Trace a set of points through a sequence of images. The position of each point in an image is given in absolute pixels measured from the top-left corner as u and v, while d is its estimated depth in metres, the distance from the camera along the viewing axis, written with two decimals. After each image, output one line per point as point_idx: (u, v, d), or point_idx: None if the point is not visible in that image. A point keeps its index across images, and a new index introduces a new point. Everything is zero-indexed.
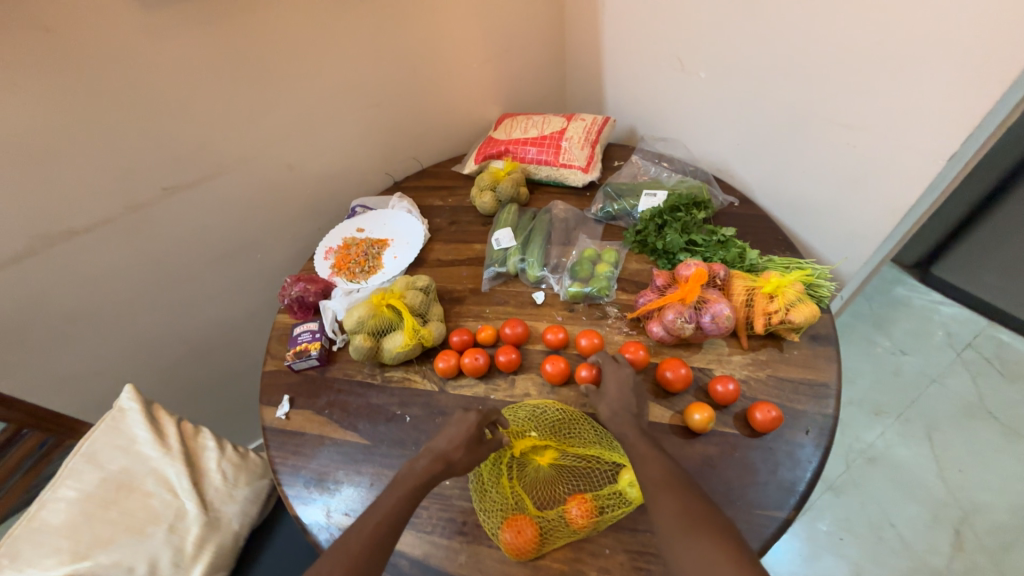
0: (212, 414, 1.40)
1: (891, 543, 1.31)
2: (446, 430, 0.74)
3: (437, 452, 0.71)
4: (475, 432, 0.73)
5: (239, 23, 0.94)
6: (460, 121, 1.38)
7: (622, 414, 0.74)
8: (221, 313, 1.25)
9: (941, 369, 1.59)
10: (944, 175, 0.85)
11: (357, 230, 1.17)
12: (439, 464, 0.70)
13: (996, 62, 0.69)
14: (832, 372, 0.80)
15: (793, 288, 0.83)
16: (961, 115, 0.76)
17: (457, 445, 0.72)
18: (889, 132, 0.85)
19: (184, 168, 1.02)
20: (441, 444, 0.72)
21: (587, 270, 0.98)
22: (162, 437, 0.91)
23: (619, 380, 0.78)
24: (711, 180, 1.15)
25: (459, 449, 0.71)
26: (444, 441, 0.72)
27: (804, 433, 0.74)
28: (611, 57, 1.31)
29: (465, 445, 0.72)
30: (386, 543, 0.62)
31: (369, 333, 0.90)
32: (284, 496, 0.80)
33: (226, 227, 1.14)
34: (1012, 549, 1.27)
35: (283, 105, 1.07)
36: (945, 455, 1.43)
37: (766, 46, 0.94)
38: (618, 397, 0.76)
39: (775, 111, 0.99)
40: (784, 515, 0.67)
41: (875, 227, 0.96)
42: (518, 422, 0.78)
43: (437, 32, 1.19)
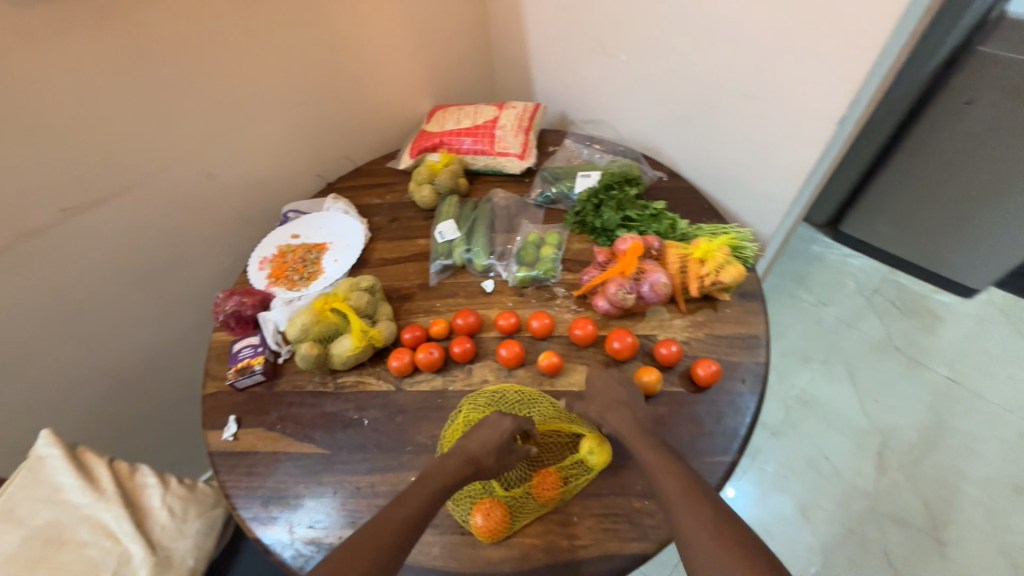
0: (150, 449, 1.30)
1: (828, 473, 1.46)
2: (478, 431, 0.71)
3: (467, 454, 0.69)
4: (508, 439, 0.71)
5: (132, 22, 0.86)
6: (390, 115, 1.35)
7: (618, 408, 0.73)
8: (148, 340, 1.15)
9: (855, 314, 1.78)
10: (837, 138, 0.95)
11: (292, 236, 1.12)
12: (468, 467, 0.68)
13: (868, 33, 0.78)
14: (761, 324, 0.88)
15: (720, 251, 0.90)
16: (845, 82, 0.84)
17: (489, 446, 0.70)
18: (789, 101, 0.93)
19: (85, 185, 0.92)
20: (473, 444, 0.70)
21: (532, 254, 1.00)
22: (94, 481, 0.83)
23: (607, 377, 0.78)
24: (640, 158, 1.20)
25: (491, 455, 0.69)
26: (477, 442, 0.70)
27: (741, 382, 0.81)
28: (536, 45, 1.33)
29: (496, 451, 0.70)
30: (407, 541, 0.62)
31: (315, 340, 0.87)
32: (241, 520, 0.76)
33: (143, 247, 1.04)
34: (921, 462, 1.45)
35: (195, 110, 0.99)
36: (864, 389, 1.61)
37: (676, 27, 1.00)
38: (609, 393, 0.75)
39: (690, 88, 1.06)
40: (730, 458, 0.73)
41: (785, 190, 1.05)
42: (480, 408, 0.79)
43: (356, 25, 1.15)
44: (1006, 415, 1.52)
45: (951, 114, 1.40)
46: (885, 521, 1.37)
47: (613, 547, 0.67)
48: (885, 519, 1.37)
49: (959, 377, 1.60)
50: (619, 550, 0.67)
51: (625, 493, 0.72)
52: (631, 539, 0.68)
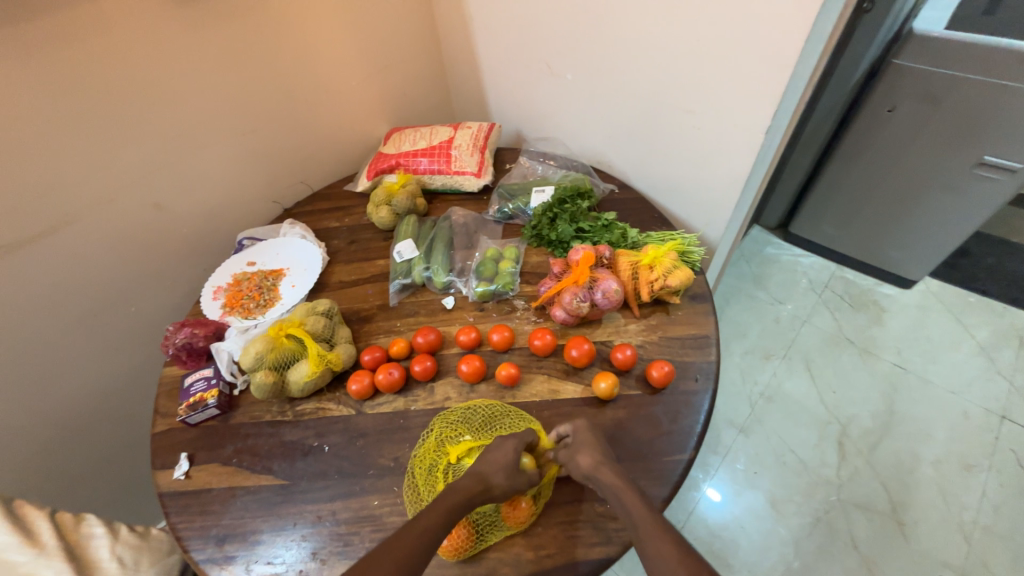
0: (99, 497, 1.22)
1: (794, 466, 1.51)
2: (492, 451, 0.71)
3: (482, 474, 0.68)
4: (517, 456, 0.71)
5: (68, 55, 0.84)
6: (346, 139, 1.36)
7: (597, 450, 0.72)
8: (94, 380, 1.09)
9: (808, 310, 1.88)
10: (767, 147, 1.02)
11: (246, 264, 1.10)
12: (479, 484, 0.67)
13: (782, 52, 0.85)
14: (710, 324, 0.92)
15: (668, 257, 0.94)
16: (767, 96, 0.91)
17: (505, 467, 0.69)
18: (721, 114, 1.00)
19: (20, 221, 0.88)
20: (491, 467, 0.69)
21: (491, 269, 1.02)
22: (33, 536, 0.77)
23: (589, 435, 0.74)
24: (592, 172, 1.25)
25: (499, 471, 0.68)
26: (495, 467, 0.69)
27: (694, 381, 0.84)
28: (487, 68, 1.38)
29: (506, 468, 0.69)
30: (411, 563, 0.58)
31: (270, 368, 0.85)
32: (194, 564, 0.73)
33: (86, 283, 1.00)
34: (879, 448, 1.52)
35: (139, 141, 0.98)
36: (821, 381, 1.68)
37: (616, 47, 1.05)
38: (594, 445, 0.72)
39: (633, 105, 1.12)
40: (686, 456, 0.75)
41: (726, 197, 1.12)
42: (452, 427, 0.79)
43: (307, 53, 1.17)
44: (951, 396, 1.61)
45: (878, 121, 1.52)
46: (850, 508, 1.42)
47: (578, 554, 0.68)
48: (850, 506, 1.42)
49: (907, 364, 1.70)
50: (585, 556, 0.67)
51: (587, 499, 0.73)
52: (595, 545, 0.68)
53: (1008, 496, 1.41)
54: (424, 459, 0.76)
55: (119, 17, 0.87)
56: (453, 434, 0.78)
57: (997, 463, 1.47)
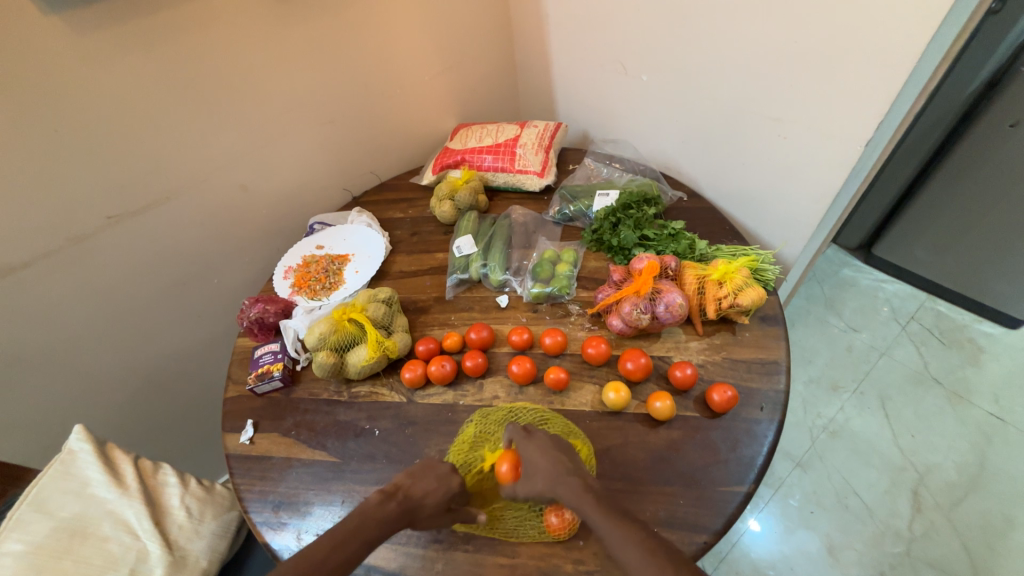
0: (175, 448, 1.34)
1: (857, 511, 1.38)
2: (420, 475, 0.70)
3: (415, 497, 0.67)
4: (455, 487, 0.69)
5: (181, 47, 0.92)
6: (416, 133, 1.39)
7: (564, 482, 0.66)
8: (179, 343, 1.20)
9: (888, 342, 1.70)
10: (864, 160, 0.93)
11: (316, 247, 1.16)
12: (406, 511, 0.67)
13: (893, 59, 0.77)
14: (781, 350, 0.85)
15: (739, 274, 0.88)
16: (869, 105, 0.83)
17: (433, 485, 0.68)
18: (813, 124, 0.92)
19: (130, 195, 0.99)
20: (422, 487, 0.68)
21: (548, 270, 1.01)
22: (119, 477, 0.86)
23: (540, 446, 0.70)
24: (660, 177, 1.20)
25: (430, 501, 0.67)
26: (426, 489, 0.68)
27: (759, 409, 0.78)
28: (559, 67, 1.36)
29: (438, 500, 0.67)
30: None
31: (331, 349, 0.89)
32: (252, 525, 0.78)
33: (180, 254, 1.10)
34: (962, 504, 1.36)
35: (234, 127, 1.06)
36: (897, 422, 1.52)
37: (703, 50, 0.99)
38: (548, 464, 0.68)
39: (713, 111, 1.06)
40: (744, 489, 0.71)
41: (810, 213, 1.03)
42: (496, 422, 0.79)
43: (387, 50, 1.21)
44: None
45: (995, 136, 1.34)
46: (921, 567, 1.28)
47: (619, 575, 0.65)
48: (922, 564, 1.28)
49: (1005, 414, 1.50)
50: None
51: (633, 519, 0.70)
52: None
53: None
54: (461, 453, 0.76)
55: (226, 13, 0.95)
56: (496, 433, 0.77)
57: None
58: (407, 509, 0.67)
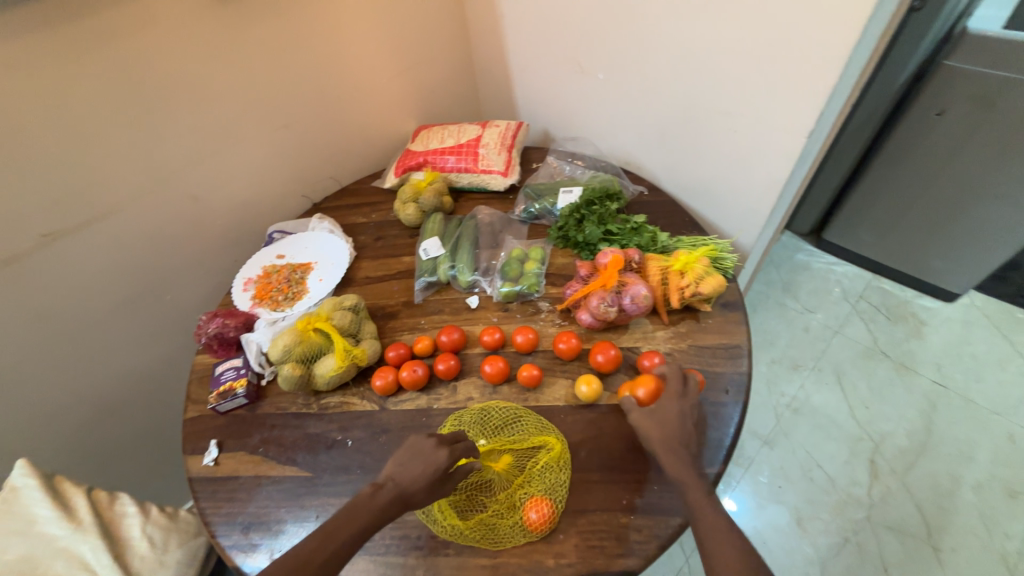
0: (133, 475, 1.27)
1: (821, 482, 1.45)
2: (406, 460, 0.68)
3: (404, 483, 0.66)
4: (441, 471, 0.67)
5: (116, 52, 0.87)
6: (376, 135, 1.37)
7: (678, 450, 0.68)
8: (132, 365, 1.14)
9: (841, 321, 1.80)
10: (808, 151, 0.98)
11: (276, 257, 1.12)
12: (398, 501, 0.65)
13: (827, 55, 0.81)
14: (742, 334, 0.89)
15: (700, 263, 0.91)
16: (809, 98, 0.88)
17: (422, 470, 0.67)
18: (760, 117, 0.96)
19: (67, 210, 0.92)
20: (410, 473, 0.67)
21: (516, 269, 1.01)
22: (70, 511, 0.81)
23: (682, 410, 0.71)
24: (621, 173, 1.23)
25: (421, 488, 0.66)
26: (414, 475, 0.66)
27: (725, 392, 0.81)
28: (517, 66, 1.36)
29: (427, 486, 0.66)
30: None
31: (297, 361, 0.86)
32: (220, 549, 0.75)
33: (127, 271, 1.04)
34: (913, 468, 1.45)
35: (179, 134, 1.01)
36: (853, 395, 1.61)
37: (653, 48, 1.02)
38: (680, 429, 0.69)
39: (667, 106, 1.09)
40: (714, 470, 0.73)
41: (762, 202, 1.08)
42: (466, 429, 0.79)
43: (341, 52, 1.18)
44: (996, 418, 1.53)
45: (925, 124, 1.45)
46: (881, 530, 1.36)
47: (600, 564, 0.66)
48: (881, 527, 1.36)
49: (946, 381, 1.62)
50: (607, 568, 0.66)
51: (612, 508, 0.71)
52: (618, 556, 0.67)
53: None
54: None
55: (165, 15, 0.90)
56: (469, 436, 0.78)
57: None
58: (399, 497, 0.65)
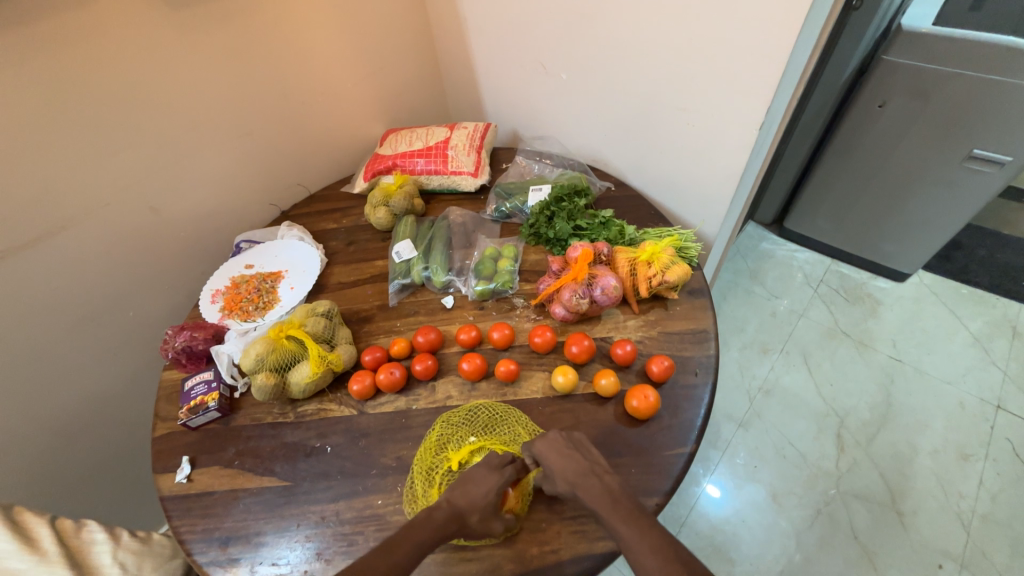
0: (102, 502, 1.21)
1: (793, 459, 1.52)
2: (467, 483, 0.68)
3: (465, 502, 0.66)
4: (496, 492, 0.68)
5: (63, 61, 0.84)
6: (342, 141, 1.36)
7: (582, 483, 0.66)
8: (93, 386, 1.09)
9: (805, 305, 1.89)
10: (761, 143, 1.04)
11: (244, 267, 1.10)
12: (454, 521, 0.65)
13: (772, 52, 0.86)
14: (709, 318, 0.92)
15: (666, 253, 0.95)
16: (758, 94, 0.93)
17: (483, 491, 0.67)
18: (714, 112, 1.01)
19: (16, 227, 0.88)
20: (471, 493, 0.67)
21: (490, 267, 1.02)
22: (33, 543, 0.77)
23: (559, 448, 0.70)
24: (588, 170, 1.26)
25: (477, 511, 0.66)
26: (476, 495, 0.67)
27: (694, 374, 0.85)
28: (482, 68, 1.38)
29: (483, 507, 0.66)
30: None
31: (271, 370, 0.85)
32: (197, 567, 0.73)
33: (85, 288, 1.00)
34: (876, 439, 1.54)
35: (136, 145, 0.98)
36: (818, 374, 1.70)
37: (613, 48, 1.05)
38: (573, 464, 0.68)
39: (627, 104, 1.13)
40: (688, 449, 0.76)
41: (721, 193, 1.13)
42: (454, 429, 0.79)
43: (303, 57, 1.17)
44: (947, 387, 1.63)
45: (869, 115, 1.54)
46: (850, 499, 1.43)
47: (583, 548, 0.68)
48: (849, 497, 1.44)
49: (901, 356, 1.72)
50: (590, 551, 0.68)
51: None
52: (600, 539, 0.69)
53: (1004, 485, 1.42)
54: (425, 463, 0.76)
55: (115, 23, 0.87)
56: (456, 437, 0.78)
57: (993, 452, 1.48)
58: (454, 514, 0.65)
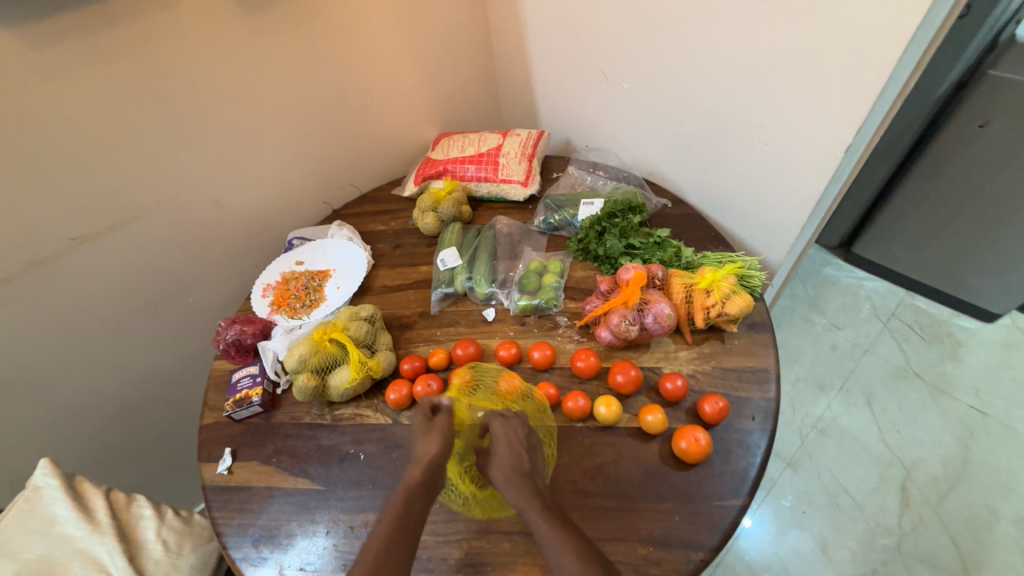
0: (152, 475, 1.29)
1: (849, 508, 1.38)
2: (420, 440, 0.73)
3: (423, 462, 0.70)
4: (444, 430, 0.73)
5: (146, 59, 0.89)
6: (395, 142, 1.37)
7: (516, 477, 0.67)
8: (151, 366, 1.15)
9: (871, 339, 1.72)
10: (844, 166, 0.95)
11: (294, 264, 1.12)
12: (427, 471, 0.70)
13: (873, 66, 0.78)
14: (770, 357, 0.85)
15: (726, 281, 0.88)
16: (850, 110, 0.84)
17: (433, 441, 0.72)
18: (794, 129, 0.92)
19: (96, 214, 0.94)
20: (424, 449, 0.72)
21: (535, 281, 0.99)
22: (88, 513, 0.82)
23: (508, 435, 0.71)
24: (644, 184, 1.20)
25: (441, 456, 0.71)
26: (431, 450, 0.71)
27: (751, 419, 0.78)
28: (540, 75, 1.35)
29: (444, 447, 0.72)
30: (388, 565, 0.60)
31: (312, 371, 0.86)
32: (231, 561, 0.74)
33: (150, 274, 1.05)
34: (948, 497, 1.38)
35: (204, 141, 1.02)
36: (882, 417, 1.54)
37: (686, 57, 0.99)
38: (511, 458, 0.69)
39: (693, 118, 1.06)
40: (740, 502, 0.70)
41: (793, 217, 1.04)
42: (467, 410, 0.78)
43: (364, 59, 1.19)
44: None
45: (964, 136, 1.36)
46: (912, 562, 1.29)
47: None
48: (913, 559, 1.29)
49: (985, 407, 1.53)
50: None
51: (631, 538, 0.68)
52: None
53: None
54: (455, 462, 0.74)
55: (195, 25, 0.91)
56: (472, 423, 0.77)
57: None
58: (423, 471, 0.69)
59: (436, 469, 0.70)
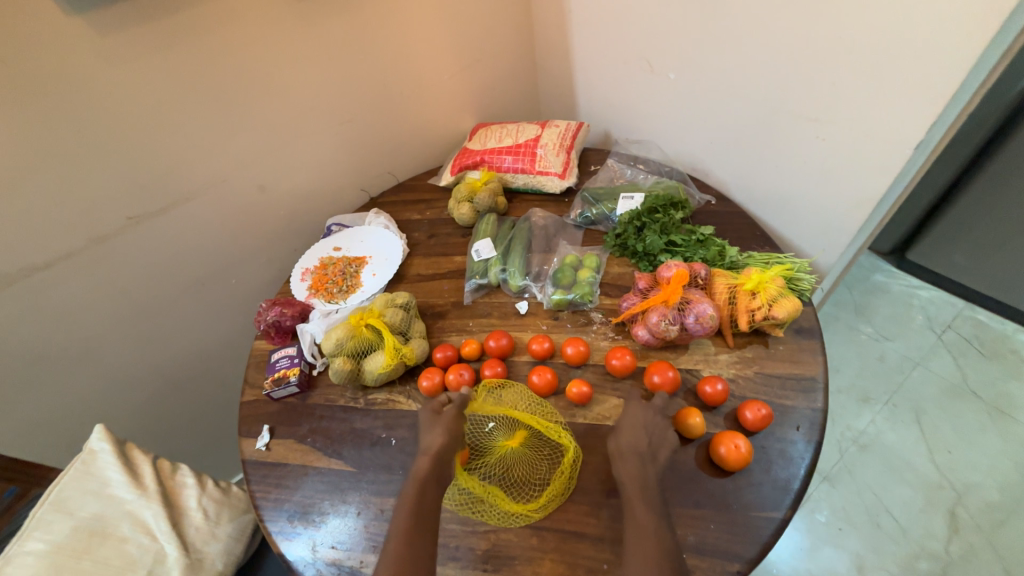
0: (193, 446, 1.35)
1: (890, 530, 1.31)
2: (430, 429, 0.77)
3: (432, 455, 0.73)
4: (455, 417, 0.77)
5: (200, 46, 0.91)
6: (433, 131, 1.37)
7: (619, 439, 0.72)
8: (197, 342, 1.20)
9: (924, 352, 1.62)
10: (912, 164, 0.88)
11: (332, 249, 1.14)
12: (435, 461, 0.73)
13: (954, 56, 0.71)
14: (818, 365, 0.80)
15: (774, 283, 0.83)
16: (921, 103, 0.78)
17: (439, 434, 0.76)
18: (857, 122, 0.86)
19: (151, 195, 0.98)
20: (430, 441, 0.75)
21: (570, 276, 0.97)
22: (137, 477, 0.86)
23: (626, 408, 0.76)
24: (687, 179, 1.15)
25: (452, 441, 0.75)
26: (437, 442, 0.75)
27: (795, 429, 0.74)
28: (581, 63, 1.32)
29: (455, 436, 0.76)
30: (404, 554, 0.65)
31: (348, 356, 0.88)
32: (267, 533, 0.77)
33: (198, 254, 1.10)
34: (1004, 527, 1.28)
35: (252, 126, 1.05)
36: (933, 436, 1.44)
37: (744, 43, 0.93)
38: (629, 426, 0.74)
39: (744, 110, 1.01)
40: (781, 515, 0.67)
41: (849, 219, 0.98)
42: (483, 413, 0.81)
43: (407, 46, 1.19)
44: None
45: None
46: None
47: None
48: None
49: None
50: None
51: None
52: None
53: None
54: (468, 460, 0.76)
55: (247, 11, 0.93)
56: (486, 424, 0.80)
57: None
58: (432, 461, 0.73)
59: (443, 463, 0.73)
